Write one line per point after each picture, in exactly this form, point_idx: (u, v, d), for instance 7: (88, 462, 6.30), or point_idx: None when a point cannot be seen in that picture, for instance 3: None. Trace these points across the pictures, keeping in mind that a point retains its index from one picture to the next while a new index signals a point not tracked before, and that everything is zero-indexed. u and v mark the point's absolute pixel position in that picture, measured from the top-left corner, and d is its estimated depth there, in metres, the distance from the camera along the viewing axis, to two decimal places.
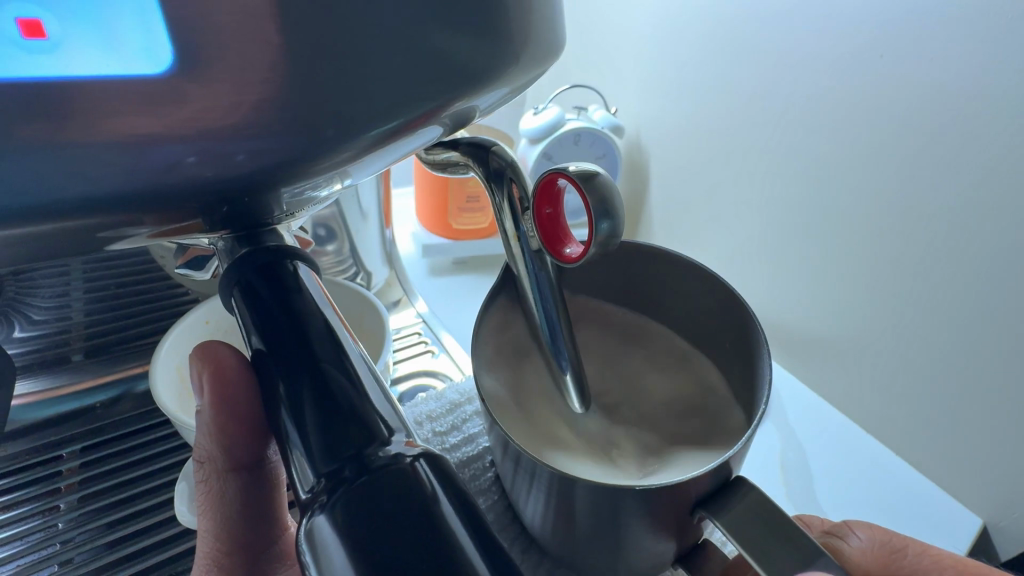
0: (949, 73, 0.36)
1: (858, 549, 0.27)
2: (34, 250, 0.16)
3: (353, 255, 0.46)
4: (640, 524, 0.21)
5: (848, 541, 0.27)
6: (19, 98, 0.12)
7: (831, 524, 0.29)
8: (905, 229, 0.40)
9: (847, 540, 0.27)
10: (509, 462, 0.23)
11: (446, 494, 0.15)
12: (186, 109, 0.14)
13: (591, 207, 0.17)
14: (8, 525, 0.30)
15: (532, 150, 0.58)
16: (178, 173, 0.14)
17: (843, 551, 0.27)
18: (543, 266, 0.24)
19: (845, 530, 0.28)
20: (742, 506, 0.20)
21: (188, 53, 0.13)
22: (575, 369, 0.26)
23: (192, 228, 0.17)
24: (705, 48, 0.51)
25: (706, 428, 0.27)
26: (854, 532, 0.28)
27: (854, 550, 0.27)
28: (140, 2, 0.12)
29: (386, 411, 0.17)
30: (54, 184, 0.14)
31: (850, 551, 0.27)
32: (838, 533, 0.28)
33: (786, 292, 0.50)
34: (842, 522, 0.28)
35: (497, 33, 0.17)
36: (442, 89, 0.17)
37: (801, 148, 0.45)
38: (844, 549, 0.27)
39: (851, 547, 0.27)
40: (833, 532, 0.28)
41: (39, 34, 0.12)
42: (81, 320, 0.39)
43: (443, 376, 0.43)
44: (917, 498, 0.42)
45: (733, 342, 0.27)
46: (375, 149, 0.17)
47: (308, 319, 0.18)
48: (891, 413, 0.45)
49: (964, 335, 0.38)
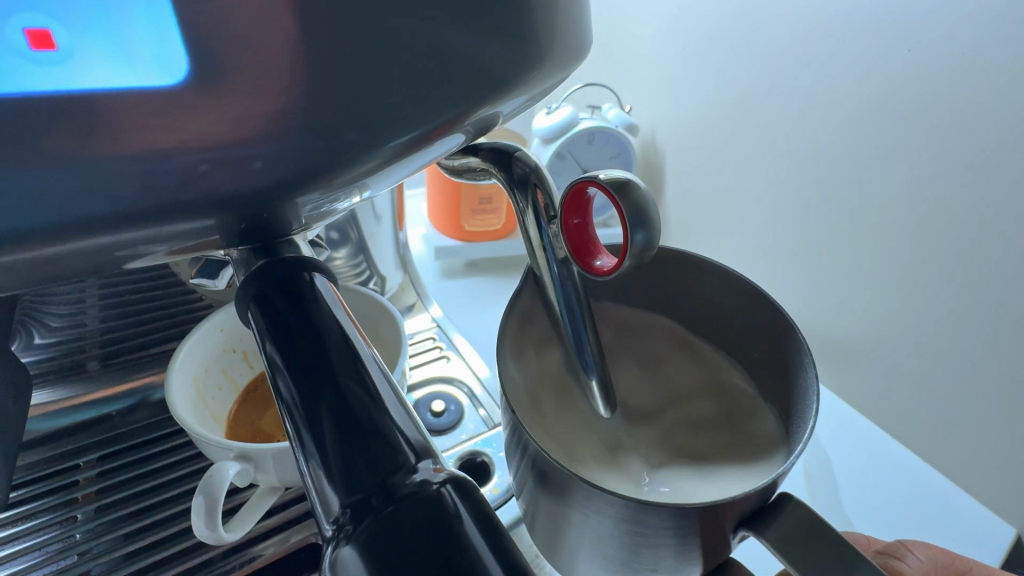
0: (977, 66, 0.34)
1: (916, 569, 0.26)
2: (41, 274, 0.15)
3: (367, 258, 0.46)
4: (669, 545, 0.20)
5: (906, 561, 0.26)
6: (30, 112, 0.12)
7: (884, 544, 0.28)
8: (932, 227, 0.38)
9: (905, 560, 0.26)
10: (533, 482, 0.22)
11: (476, 524, 0.14)
12: (201, 121, 0.13)
13: (626, 216, 0.16)
14: (26, 536, 0.30)
15: (545, 150, 0.57)
16: (188, 185, 0.14)
17: (903, 571, 0.26)
18: (569, 275, 0.23)
19: (902, 551, 0.27)
20: (788, 524, 0.19)
21: (201, 62, 0.13)
22: (600, 376, 0.25)
23: (210, 244, 0.17)
24: (719, 42, 0.50)
25: (738, 437, 0.26)
26: (912, 553, 0.27)
27: (914, 570, 0.26)
28: (157, 13, 0.12)
29: (408, 428, 0.16)
30: (60, 200, 0.13)
31: (909, 572, 0.26)
32: (895, 554, 0.27)
33: (807, 294, 0.49)
34: (898, 543, 0.27)
35: (522, 33, 0.16)
36: (464, 91, 0.16)
37: (821, 145, 0.44)
38: (903, 570, 0.26)
39: (910, 568, 0.26)
40: (890, 552, 0.27)
41: (48, 45, 0.12)
42: (96, 328, 0.39)
43: (458, 382, 0.42)
44: (950, 507, 0.40)
45: (767, 352, 0.26)
46: (399, 160, 0.16)
47: (324, 329, 0.17)
48: (920, 418, 0.43)
49: (997, 337, 0.37)
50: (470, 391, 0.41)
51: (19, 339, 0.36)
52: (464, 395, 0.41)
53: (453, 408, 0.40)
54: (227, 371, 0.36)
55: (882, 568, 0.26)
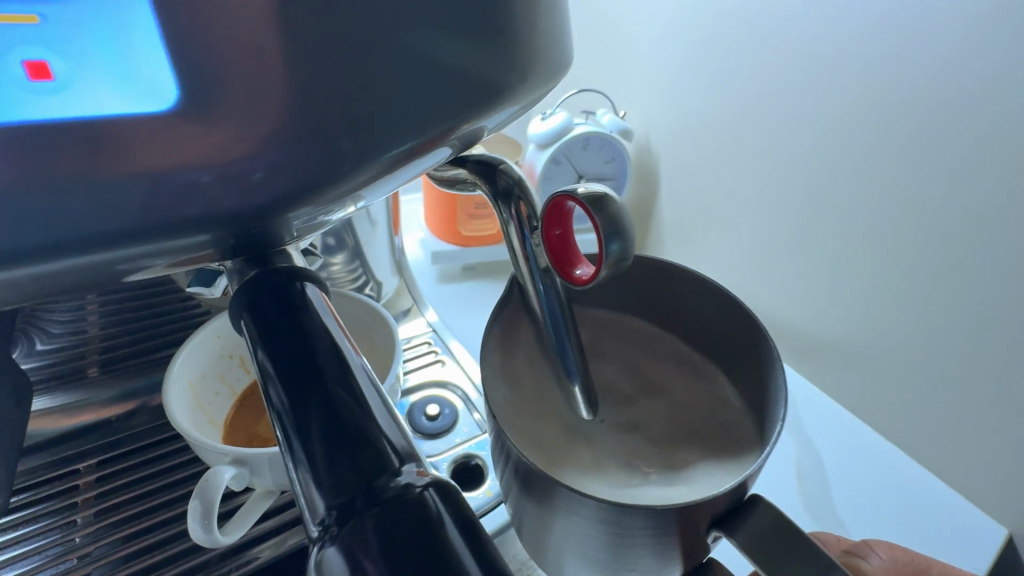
0: (961, 73, 0.35)
1: (879, 568, 0.27)
2: (40, 289, 0.16)
3: (363, 264, 0.46)
4: (645, 547, 0.20)
5: (869, 560, 0.27)
6: (44, 136, 0.13)
7: (850, 544, 0.28)
8: (921, 231, 0.39)
9: (868, 560, 0.27)
10: (517, 486, 0.22)
11: (457, 526, 0.14)
12: (206, 139, 0.14)
13: (602, 228, 0.17)
14: (27, 540, 0.30)
15: (540, 155, 0.58)
16: (193, 198, 0.15)
17: (865, 570, 0.26)
18: (552, 283, 0.23)
19: (866, 550, 0.27)
20: (761, 525, 0.19)
21: (201, 88, 0.14)
22: (584, 380, 0.26)
23: (206, 257, 0.18)
24: (709, 49, 0.51)
25: (720, 438, 0.26)
26: (875, 552, 0.28)
27: (875, 569, 0.27)
28: (148, 45, 0.13)
29: (393, 433, 0.16)
30: (73, 218, 0.14)
31: (871, 571, 0.26)
32: (859, 553, 0.27)
33: (800, 297, 0.49)
34: (863, 542, 0.28)
35: (505, 54, 0.17)
36: (448, 110, 0.17)
37: (811, 150, 0.45)
38: (865, 568, 0.27)
39: (872, 566, 0.27)
40: (854, 552, 0.27)
41: (45, 75, 0.12)
42: (97, 334, 0.40)
43: (453, 386, 0.42)
44: (938, 508, 0.41)
45: (746, 354, 0.27)
46: (387, 174, 0.17)
47: (314, 337, 0.18)
48: (911, 419, 0.43)
49: (985, 339, 0.38)
50: (464, 395, 0.42)
51: (20, 346, 0.37)
52: (458, 398, 0.42)
53: (447, 412, 0.40)
54: (224, 377, 0.37)
55: (846, 567, 0.26)
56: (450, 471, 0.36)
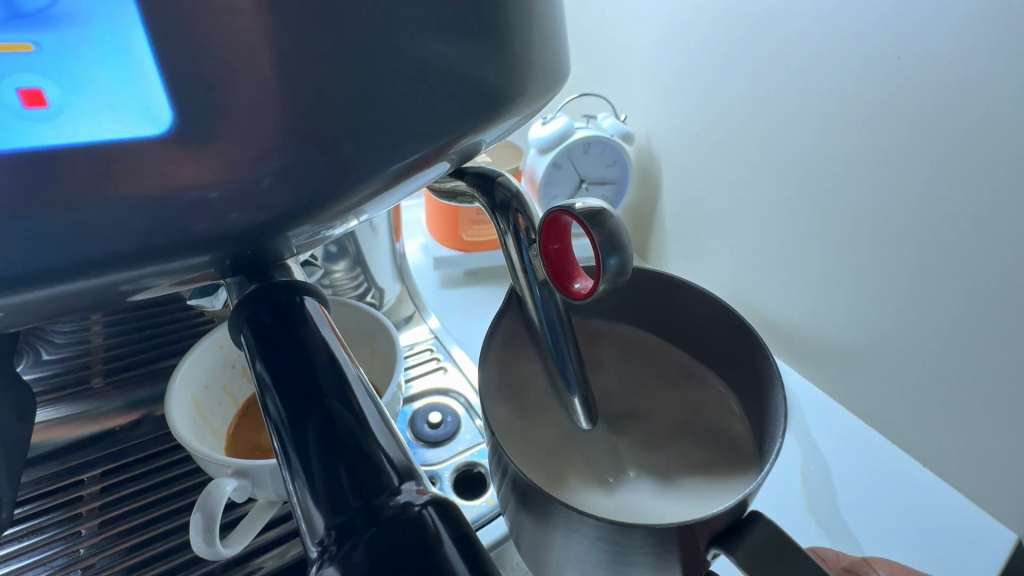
0: (965, 73, 0.35)
1: None
2: (40, 312, 0.16)
3: (365, 271, 0.46)
4: (645, 564, 0.20)
5: None
6: (51, 161, 0.13)
7: (850, 561, 0.29)
8: (927, 233, 0.39)
9: None
10: (516, 500, 0.22)
11: (456, 546, 0.14)
12: (208, 158, 0.14)
13: (599, 244, 0.17)
14: (32, 551, 0.31)
15: (541, 159, 0.58)
16: (201, 214, 0.15)
17: None
18: (550, 294, 0.23)
19: (866, 568, 0.28)
20: (760, 542, 0.19)
21: (199, 110, 0.14)
22: (584, 391, 0.25)
23: (208, 274, 0.18)
24: (710, 52, 0.50)
25: (719, 450, 0.26)
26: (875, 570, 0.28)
27: None
28: (142, 69, 0.13)
29: (393, 451, 0.16)
30: (81, 240, 0.14)
31: None
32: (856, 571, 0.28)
33: (803, 300, 0.49)
34: (862, 560, 0.28)
35: (501, 64, 0.17)
36: (445, 122, 0.17)
37: (814, 152, 0.44)
38: None
39: None
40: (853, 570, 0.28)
41: (40, 102, 0.13)
42: (101, 343, 0.41)
43: (455, 394, 0.42)
44: (945, 515, 0.41)
45: (746, 363, 0.27)
46: (385, 189, 0.17)
47: (313, 352, 0.18)
48: (918, 423, 0.43)
49: (991, 344, 0.37)
50: (467, 402, 0.42)
51: (25, 357, 0.38)
52: (461, 405, 0.41)
53: (450, 420, 0.40)
54: (227, 387, 0.37)
55: None
56: (452, 479, 0.36)
